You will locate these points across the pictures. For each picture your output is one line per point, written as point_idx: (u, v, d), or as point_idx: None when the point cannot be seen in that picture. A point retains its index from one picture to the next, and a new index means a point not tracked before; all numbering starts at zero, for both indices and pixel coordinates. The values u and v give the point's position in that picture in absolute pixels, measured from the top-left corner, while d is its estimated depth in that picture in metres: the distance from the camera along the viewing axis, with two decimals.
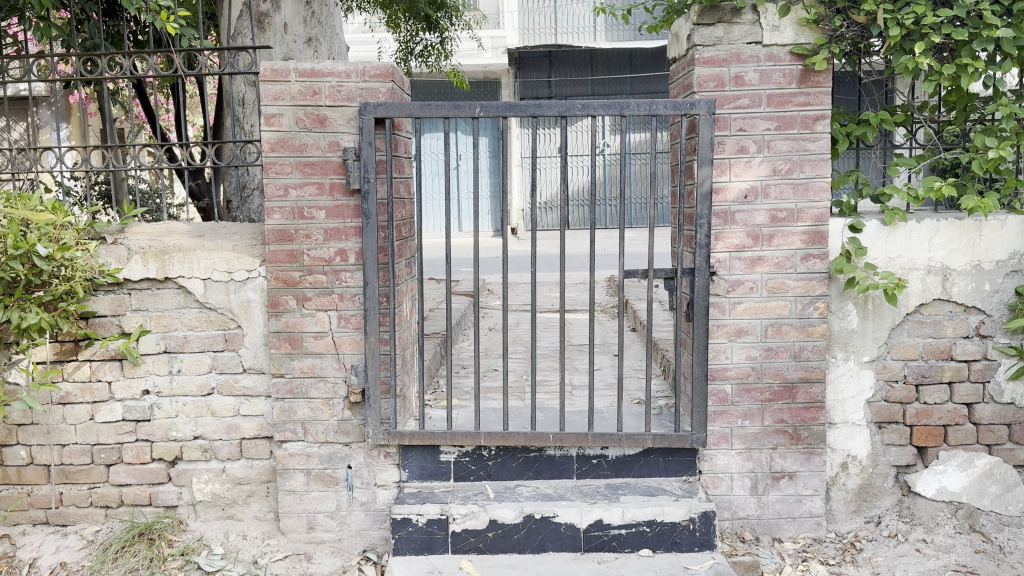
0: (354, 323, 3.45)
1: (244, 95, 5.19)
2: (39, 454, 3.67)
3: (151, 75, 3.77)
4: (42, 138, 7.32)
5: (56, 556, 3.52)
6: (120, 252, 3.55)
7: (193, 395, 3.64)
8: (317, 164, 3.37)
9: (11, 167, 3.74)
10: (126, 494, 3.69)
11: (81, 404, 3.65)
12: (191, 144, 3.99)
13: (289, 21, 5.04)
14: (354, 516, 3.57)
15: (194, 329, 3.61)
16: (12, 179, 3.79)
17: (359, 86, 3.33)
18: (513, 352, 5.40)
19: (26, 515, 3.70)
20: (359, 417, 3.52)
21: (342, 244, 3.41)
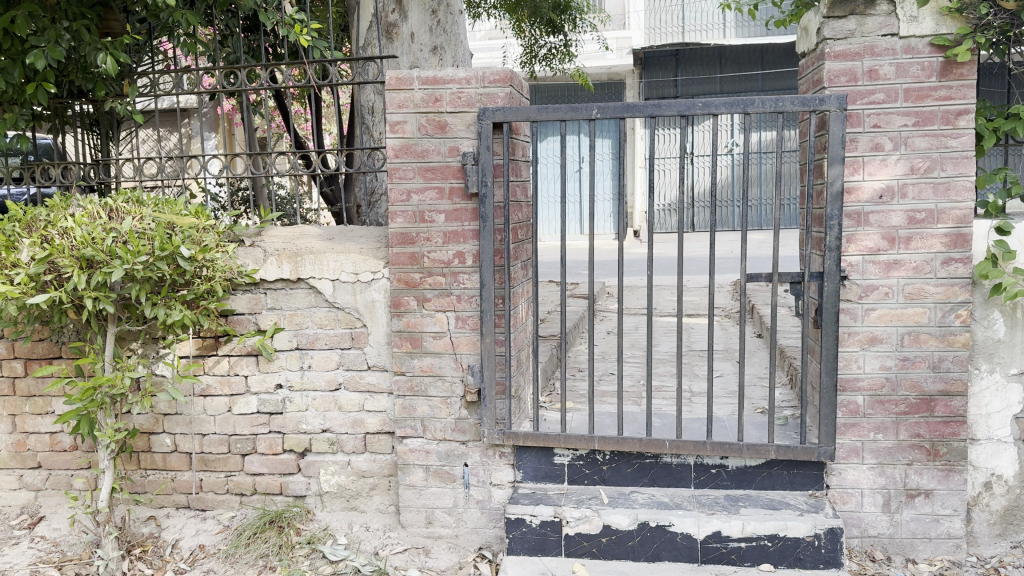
0: (471, 324, 3.51)
1: (373, 104, 5.35)
2: (182, 442, 3.94)
3: (288, 86, 3.97)
4: (192, 148, 7.85)
5: (196, 539, 3.77)
6: (257, 254, 3.77)
7: (322, 390, 3.81)
8: (438, 168, 3.46)
9: (161, 175, 4.03)
10: (259, 483, 3.91)
11: (220, 396, 3.89)
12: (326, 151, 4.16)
13: (416, 30, 5.19)
14: (471, 513, 3.64)
15: (323, 327, 3.78)
16: (163, 187, 4.07)
17: (479, 92, 3.39)
18: (631, 357, 5.34)
19: (170, 499, 3.98)
20: (475, 416, 3.58)
21: (460, 247, 3.48)
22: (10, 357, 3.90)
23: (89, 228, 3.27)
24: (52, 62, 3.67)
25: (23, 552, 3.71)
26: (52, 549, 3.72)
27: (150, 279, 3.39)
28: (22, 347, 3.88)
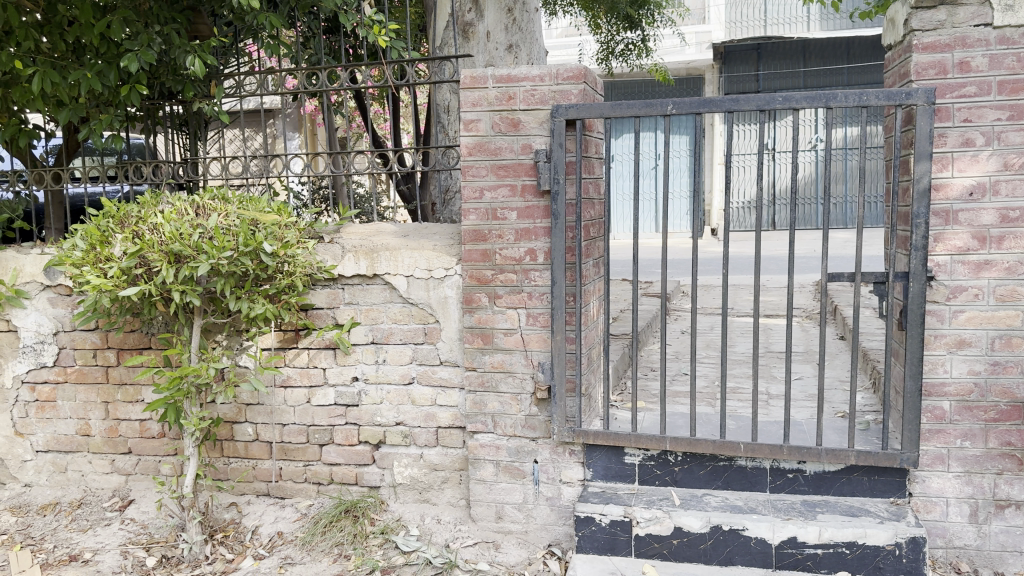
0: (542, 321, 3.53)
1: (449, 103, 5.40)
2: (263, 431, 4.07)
3: (366, 86, 4.05)
4: (276, 147, 8.08)
5: (275, 526, 3.90)
6: (336, 250, 3.87)
7: (396, 383, 3.89)
8: (510, 166, 3.48)
9: (246, 174, 4.17)
10: (335, 473, 4.01)
11: (299, 387, 4.01)
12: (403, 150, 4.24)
13: (491, 29, 5.22)
14: (540, 510, 3.65)
15: (398, 322, 3.85)
16: (247, 185, 4.22)
17: (552, 89, 3.39)
18: (706, 357, 5.26)
19: (251, 486, 4.13)
20: (545, 414, 3.59)
21: (532, 244, 3.49)
22: (104, 347, 4.11)
23: (177, 225, 3.41)
24: (144, 64, 3.78)
25: (114, 533, 3.91)
26: (141, 531, 3.91)
27: (234, 274, 3.52)
28: (115, 338, 4.08)
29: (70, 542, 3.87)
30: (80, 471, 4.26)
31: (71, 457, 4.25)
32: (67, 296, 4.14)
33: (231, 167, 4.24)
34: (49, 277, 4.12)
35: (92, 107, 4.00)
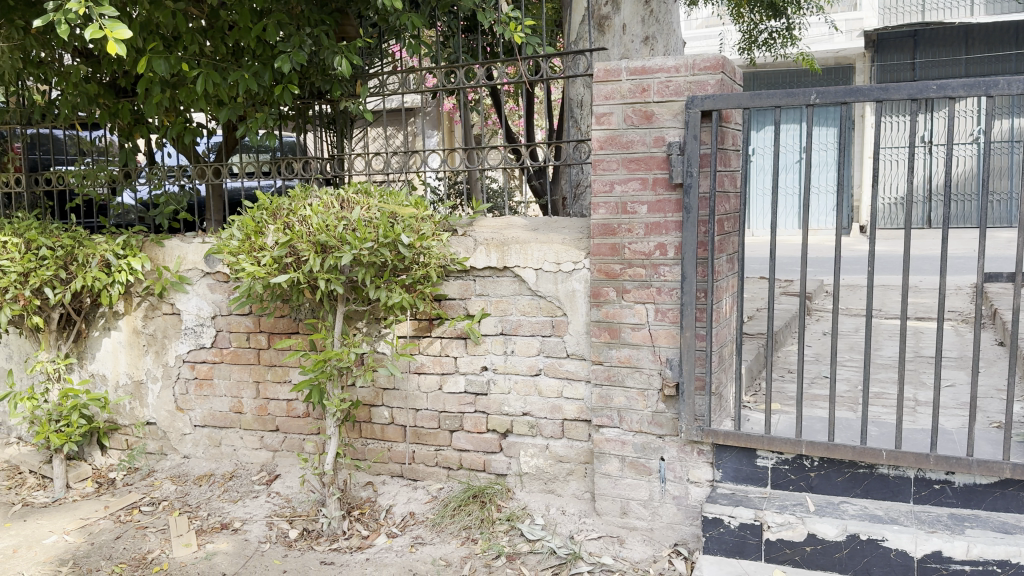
0: (671, 317, 3.49)
1: (582, 97, 5.40)
2: (398, 415, 4.25)
3: (501, 82, 4.14)
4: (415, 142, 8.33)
5: (407, 506, 4.06)
6: (468, 243, 3.98)
7: (524, 374, 3.95)
8: (642, 159, 3.46)
9: (386, 169, 4.34)
10: (465, 459, 4.12)
11: (432, 374, 4.14)
12: (537, 145, 4.30)
13: (628, 21, 5.18)
14: (666, 508, 3.62)
15: (526, 314, 3.91)
16: (388, 179, 4.40)
17: (688, 80, 3.35)
18: (848, 360, 5.03)
19: (386, 466, 4.31)
20: (673, 411, 3.55)
21: (662, 239, 3.46)
22: (256, 331, 4.42)
23: (324, 217, 3.63)
24: (296, 64, 4.01)
25: (261, 504, 4.20)
26: (285, 504, 4.18)
27: (374, 263, 3.68)
28: (266, 322, 4.37)
29: (222, 511, 4.19)
30: (233, 446, 4.58)
31: (225, 432, 4.59)
32: (224, 283, 4.46)
33: (374, 162, 4.44)
34: (210, 265, 4.46)
35: (248, 106, 4.29)
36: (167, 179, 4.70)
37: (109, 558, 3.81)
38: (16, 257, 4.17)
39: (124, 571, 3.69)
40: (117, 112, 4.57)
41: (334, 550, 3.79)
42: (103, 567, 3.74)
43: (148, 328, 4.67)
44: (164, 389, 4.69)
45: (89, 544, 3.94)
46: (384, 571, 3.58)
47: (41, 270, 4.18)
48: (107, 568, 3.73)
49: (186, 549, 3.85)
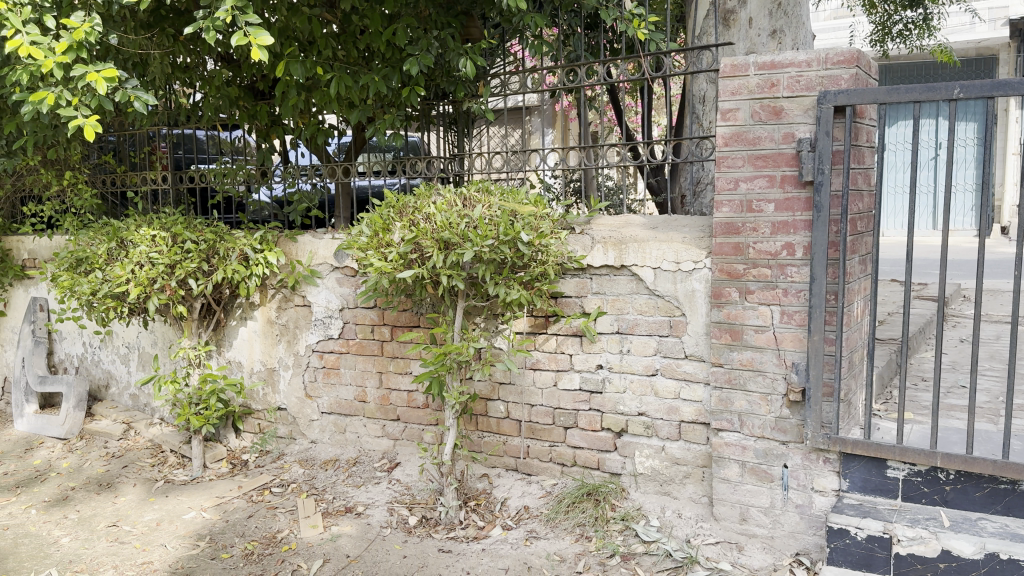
0: (798, 320, 3.39)
1: (705, 93, 5.19)
2: (513, 409, 4.30)
3: (621, 81, 4.12)
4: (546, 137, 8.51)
5: (522, 500, 4.11)
6: (586, 241, 3.98)
7: (640, 374, 3.92)
8: (770, 156, 3.37)
9: (506, 168, 4.40)
10: (579, 456, 4.13)
11: (547, 370, 4.17)
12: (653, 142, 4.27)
13: (755, 15, 5.03)
14: (788, 516, 3.52)
15: (644, 313, 3.88)
16: (507, 178, 4.45)
17: (819, 75, 3.25)
18: (989, 370, 4.74)
19: (502, 459, 4.38)
20: (797, 417, 3.45)
21: (789, 238, 3.36)
22: (380, 323, 4.58)
23: (447, 214, 3.69)
24: (424, 66, 4.12)
25: (383, 491, 4.35)
26: (405, 491, 4.31)
27: (494, 261, 3.72)
28: (390, 315, 4.53)
29: (346, 495, 4.36)
30: (356, 433, 4.77)
31: (349, 420, 4.78)
32: (351, 277, 4.64)
33: (494, 160, 4.51)
34: (338, 260, 4.65)
35: (377, 108, 4.44)
36: (299, 178, 4.92)
37: (242, 535, 4.04)
38: (165, 250, 4.44)
39: (256, 548, 3.91)
40: (255, 114, 4.85)
41: (451, 540, 3.89)
42: (237, 543, 3.97)
43: (281, 318, 4.92)
44: (294, 375, 4.93)
45: (224, 521, 4.19)
46: (499, 562, 3.64)
47: (186, 262, 4.45)
48: (240, 544, 3.95)
49: (313, 530, 4.03)
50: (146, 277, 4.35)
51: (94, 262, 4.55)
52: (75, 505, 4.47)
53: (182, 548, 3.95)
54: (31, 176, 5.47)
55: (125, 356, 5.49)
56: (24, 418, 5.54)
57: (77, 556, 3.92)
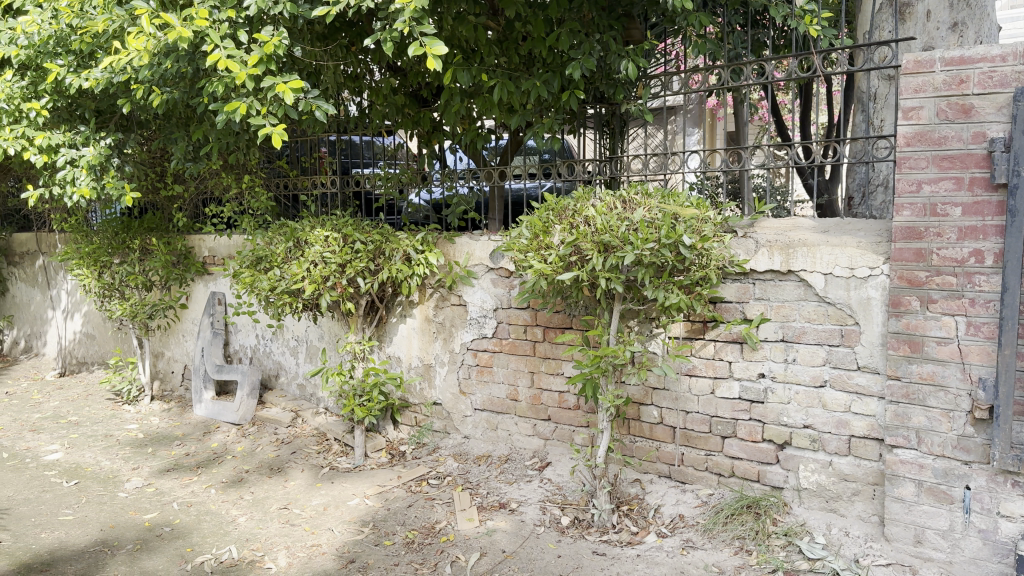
0: (986, 331, 3.17)
1: (877, 90, 4.90)
2: (668, 416, 4.25)
3: (781, 79, 3.99)
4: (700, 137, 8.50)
5: (676, 508, 4.06)
6: (749, 245, 3.89)
7: (806, 384, 3.78)
8: (957, 157, 3.18)
9: (658, 170, 4.25)
10: (737, 467, 4.03)
11: (705, 377, 4.10)
12: (809, 143, 4.07)
13: (933, 7, 4.74)
14: (970, 542, 3.30)
15: (812, 321, 3.74)
16: (657, 180, 4.30)
17: (1015, 70, 3.04)
18: None
19: (654, 466, 4.33)
20: (983, 436, 3.24)
21: (978, 245, 3.15)
22: (533, 324, 4.63)
23: (608, 217, 3.67)
24: (586, 70, 4.13)
25: (535, 489, 4.39)
26: (557, 491, 4.34)
27: (654, 264, 3.65)
28: (543, 316, 4.57)
29: (499, 492, 4.44)
30: (508, 431, 4.85)
31: (501, 418, 4.86)
32: (506, 278, 4.72)
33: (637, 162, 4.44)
34: (494, 260, 4.75)
35: (536, 112, 4.48)
36: (456, 181, 5.02)
37: (403, 524, 4.20)
38: (337, 249, 4.74)
39: (416, 537, 4.05)
40: (418, 120, 5.13)
41: (604, 543, 3.88)
42: (398, 531, 4.13)
43: (438, 316, 5.07)
44: (449, 372, 5.07)
45: (386, 509, 4.37)
46: (656, 569, 3.61)
47: (356, 262, 4.75)
48: (402, 533, 4.11)
49: (469, 523, 4.14)
50: (320, 275, 4.66)
51: (273, 260, 4.91)
52: (249, 487, 4.79)
53: (347, 532, 4.15)
54: (214, 179, 5.92)
55: (294, 348, 5.84)
56: (204, 403, 6.03)
57: (254, 535, 4.19)
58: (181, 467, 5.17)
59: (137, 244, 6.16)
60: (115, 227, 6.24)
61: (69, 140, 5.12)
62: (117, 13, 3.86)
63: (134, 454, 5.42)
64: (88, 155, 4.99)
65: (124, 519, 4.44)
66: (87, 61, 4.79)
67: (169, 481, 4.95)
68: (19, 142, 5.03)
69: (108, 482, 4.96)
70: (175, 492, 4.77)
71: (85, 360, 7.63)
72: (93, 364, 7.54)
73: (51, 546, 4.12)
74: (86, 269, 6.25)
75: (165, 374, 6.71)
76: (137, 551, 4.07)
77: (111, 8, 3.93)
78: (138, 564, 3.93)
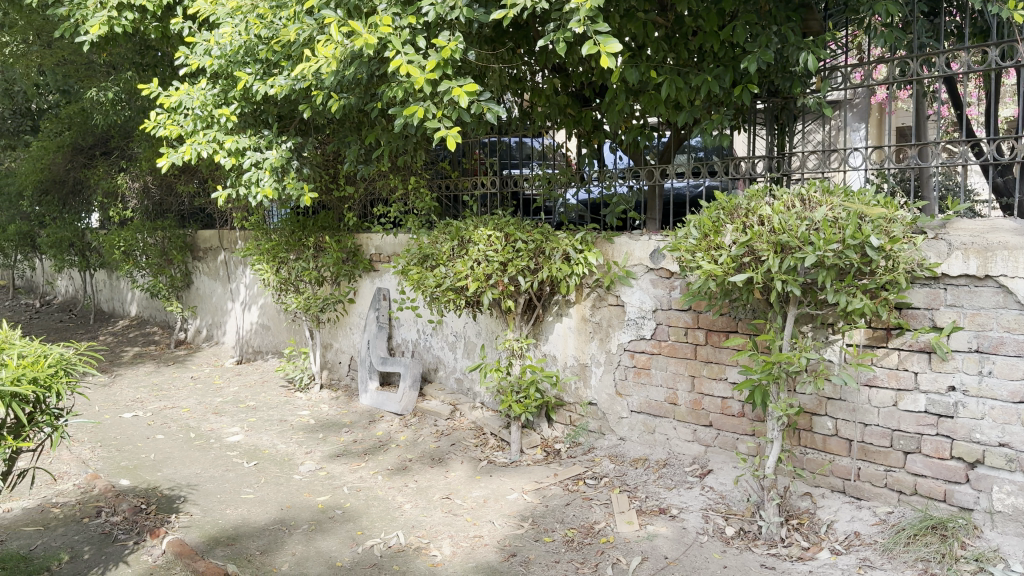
0: None
1: None
2: (843, 428, 4.04)
3: (967, 72, 3.67)
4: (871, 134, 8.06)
5: (851, 525, 3.85)
6: (941, 247, 3.65)
7: (1004, 400, 3.50)
8: None
9: (819, 168, 4.14)
10: (921, 485, 3.77)
11: (886, 389, 3.87)
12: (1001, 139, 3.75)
13: None
14: None
15: (1012, 331, 3.46)
16: (820, 178, 4.17)
17: None
18: None
19: (827, 480, 4.13)
20: None
21: None
22: (696, 327, 4.53)
23: (786, 216, 3.53)
24: (763, 64, 3.99)
25: (697, 496, 4.29)
26: (720, 500, 4.22)
27: (836, 266, 3.47)
28: (707, 319, 4.46)
29: (659, 496, 4.37)
30: (667, 435, 4.76)
31: (660, 421, 4.79)
32: (667, 278, 4.64)
33: (809, 160, 4.28)
34: (655, 261, 4.67)
35: (705, 108, 4.37)
36: (617, 180, 4.96)
37: (563, 522, 4.22)
38: (499, 248, 4.83)
39: (576, 536, 4.06)
40: (580, 121, 5.11)
41: (772, 556, 3.74)
42: (558, 529, 4.14)
43: (596, 317, 5.06)
44: (606, 373, 5.04)
45: (545, 506, 4.40)
46: None
47: (517, 261, 4.81)
48: (561, 531, 4.12)
49: (629, 526, 4.09)
50: (483, 272, 4.79)
51: (439, 258, 5.11)
52: (413, 476, 4.96)
53: (508, 526, 4.21)
54: (382, 180, 6.18)
55: (453, 344, 5.99)
56: (368, 393, 6.32)
57: (419, 522, 4.33)
58: (349, 453, 5.42)
59: (311, 242, 6.53)
60: (292, 225, 6.65)
61: (254, 144, 5.50)
62: (307, 22, 4.16)
63: (307, 439, 5.74)
64: (272, 158, 5.35)
65: (299, 500, 4.70)
66: (272, 69, 5.10)
67: (338, 466, 5.21)
68: (210, 145, 5.41)
69: (284, 465, 5.28)
70: (344, 477, 5.01)
71: (260, 349, 8.17)
72: (268, 353, 8.06)
73: (235, 521, 4.41)
74: (266, 263, 6.70)
75: (332, 364, 7.07)
76: (312, 531, 4.29)
77: (300, 18, 4.23)
78: (313, 543, 4.14)
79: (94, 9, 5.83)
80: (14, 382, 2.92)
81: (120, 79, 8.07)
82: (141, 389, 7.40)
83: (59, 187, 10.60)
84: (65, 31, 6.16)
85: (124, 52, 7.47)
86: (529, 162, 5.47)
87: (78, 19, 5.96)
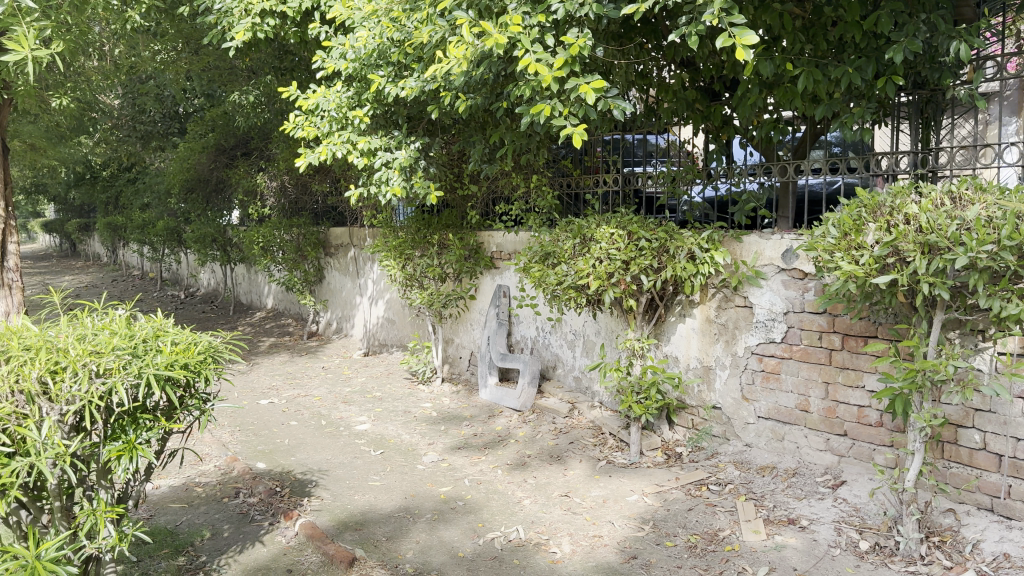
0: None
1: None
2: (993, 442, 3.78)
3: None
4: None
5: (1000, 546, 3.57)
6: None
7: None
8: None
9: (966, 163, 3.93)
10: None
11: None
12: None
13: None
14: None
15: None
16: (968, 174, 3.94)
17: None
18: None
19: (973, 497, 3.87)
20: None
21: None
22: (830, 331, 4.35)
23: (934, 215, 3.33)
24: (910, 54, 3.76)
25: (828, 508, 4.11)
26: (854, 513, 4.02)
27: (989, 269, 3.24)
28: (842, 322, 4.28)
29: (787, 506, 4.22)
30: (797, 443, 4.59)
31: (789, 428, 4.62)
32: (800, 279, 4.47)
33: (957, 155, 4.03)
34: (787, 261, 4.52)
35: (845, 102, 4.20)
36: (746, 177, 4.81)
37: (685, 527, 4.14)
38: (622, 247, 4.79)
39: (699, 542, 3.97)
40: (708, 116, 4.98)
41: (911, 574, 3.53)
42: (680, 534, 4.07)
43: (721, 318, 4.93)
44: (731, 376, 4.91)
45: (666, 510, 4.33)
46: None
47: (641, 259, 4.76)
48: (683, 536, 4.05)
49: (755, 535, 3.97)
50: (606, 271, 4.77)
51: (560, 256, 5.13)
52: (533, 472, 5.00)
53: (628, 528, 4.17)
54: (505, 179, 6.26)
55: (572, 342, 5.99)
56: (488, 388, 6.42)
57: (539, 518, 4.36)
58: (470, 446, 5.52)
59: (435, 239, 6.69)
60: (417, 223, 6.83)
61: (385, 144, 5.68)
62: (439, 24, 4.27)
63: (429, 431, 5.89)
64: (401, 158, 5.51)
65: (423, 490, 4.82)
66: (404, 71, 5.24)
67: (460, 459, 5.31)
68: (344, 146, 5.63)
69: (408, 455, 5.42)
70: (466, 470, 5.10)
71: (385, 342, 8.44)
72: (392, 346, 8.31)
73: (363, 507, 4.57)
74: (393, 260, 6.91)
75: (453, 358, 7.21)
76: (435, 520, 4.39)
77: (433, 20, 4.34)
78: (436, 532, 4.24)
79: (239, 17, 6.17)
80: (168, 367, 3.13)
81: (260, 84, 8.53)
82: (276, 377, 7.79)
83: (203, 185, 11.30)
84: (213, 39, 6.55)
85: (265, 57, 7.88)
86: (651, 160, 5.40)
87: (225, 27, 6.33)
